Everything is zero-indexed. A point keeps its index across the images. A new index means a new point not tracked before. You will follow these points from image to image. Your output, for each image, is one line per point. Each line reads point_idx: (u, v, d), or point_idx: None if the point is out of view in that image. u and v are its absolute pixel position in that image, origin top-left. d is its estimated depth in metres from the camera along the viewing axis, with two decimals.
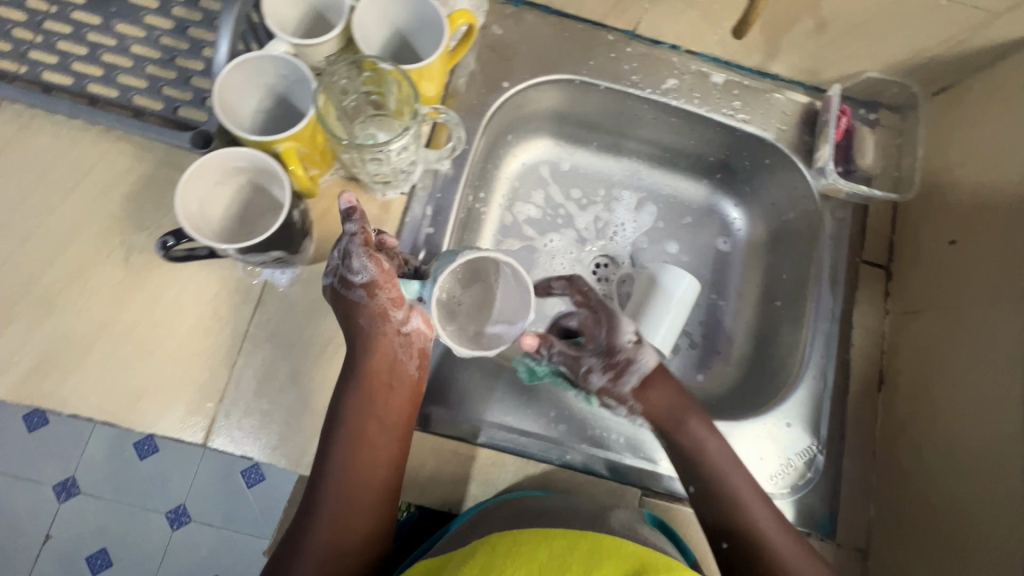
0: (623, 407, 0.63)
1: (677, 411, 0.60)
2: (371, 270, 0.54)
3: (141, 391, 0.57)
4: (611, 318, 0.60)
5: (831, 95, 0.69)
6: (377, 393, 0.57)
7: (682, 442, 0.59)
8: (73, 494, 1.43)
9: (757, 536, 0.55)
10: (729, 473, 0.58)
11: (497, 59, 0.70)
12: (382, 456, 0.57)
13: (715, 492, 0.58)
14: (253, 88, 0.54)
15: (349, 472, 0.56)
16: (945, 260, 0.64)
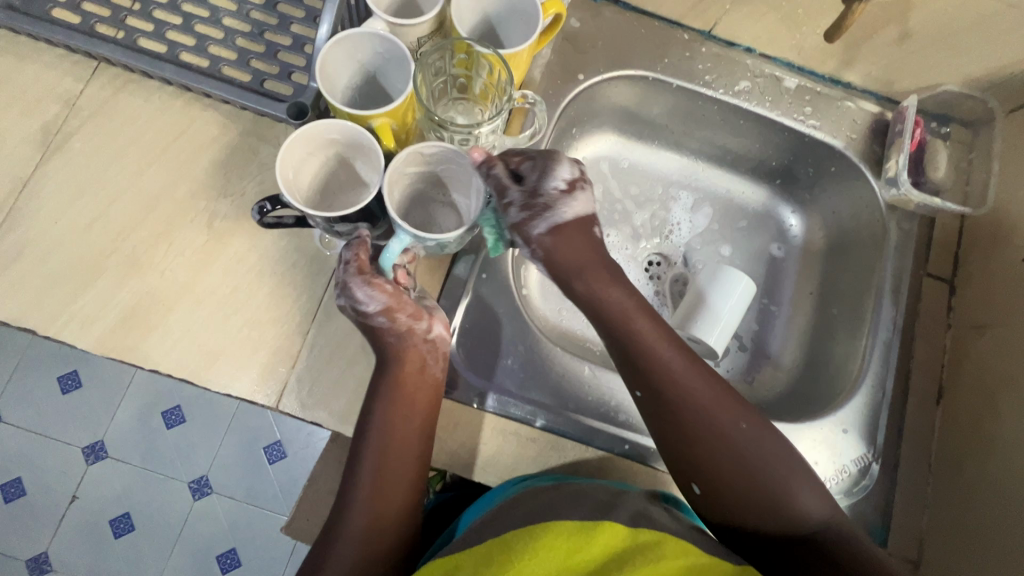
0: (526, 247, 0.56)
1: (579, 258, 0.56)
2: (379, 297, 0.54)
3: (218, 353, 0.58)
4: (549, 158, 0.54)
5: (907, 106, 0.69)
6: (407, 381, 0.56)
7: (586, 291, 0.57)
8: (102, 458, 1.46)
9: (668, 386, 0.54)
10: (637, 322, 0.56)
11: (573, 51, 0.71)
12: (411, 442, 0.56)
13: (624, 346, 0.56)
14: (349, 64, 0.56)
15: (381, 463, 0.55)
16: (1013, 278, 0.64)
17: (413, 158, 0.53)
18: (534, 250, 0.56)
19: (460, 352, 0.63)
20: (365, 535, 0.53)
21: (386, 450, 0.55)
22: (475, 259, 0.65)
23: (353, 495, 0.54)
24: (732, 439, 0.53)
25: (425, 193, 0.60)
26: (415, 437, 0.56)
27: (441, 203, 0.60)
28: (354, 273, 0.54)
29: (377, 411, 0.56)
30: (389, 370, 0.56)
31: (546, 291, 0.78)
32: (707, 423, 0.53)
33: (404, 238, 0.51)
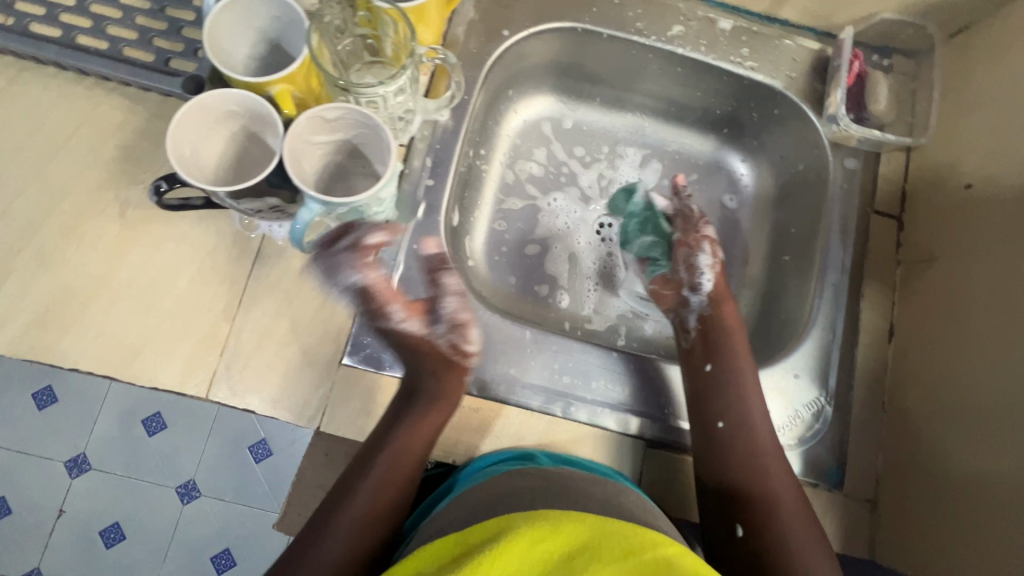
0: (710, 260, 0.70)
1: (721, 291, 0.69)
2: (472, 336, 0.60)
3: (142, 347, 0.56)
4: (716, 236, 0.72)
5: (843, 39, 0.67)
6: (448, 388, 0.58)
7: (712, 318, 0.67)
8: (84, 471, 1.41)
9: (745, 422, 0.59)
10: (742, 363, 0.62)
11: (496, 6, 0.68)
12: (418, 449, 0.56)
13: (723, 376, 0.61)
14: (245, 31, 0.53)
15: (387, 467, 0.55)
16: (958, 208, 0.62)
17: (317, 123, 0.50)
18: (711, 267, 0.70)
19: None
20: (353, 537, 0.52)
21: (393, 456, 0.55)
22: (406, 230, 0.62)
23: (346, 491, 0.54)
24: (777, 487, 0.56)
25: (343, 168, 0.56)
26: (427, 447, 0.57)
27: (359, 174, 0.56)
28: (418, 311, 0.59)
29: (402, 418, 0.56)
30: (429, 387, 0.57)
31: (494, 262, 0.77)
32: (758, 464, 0.58)
33: (313, 207, 0.48)
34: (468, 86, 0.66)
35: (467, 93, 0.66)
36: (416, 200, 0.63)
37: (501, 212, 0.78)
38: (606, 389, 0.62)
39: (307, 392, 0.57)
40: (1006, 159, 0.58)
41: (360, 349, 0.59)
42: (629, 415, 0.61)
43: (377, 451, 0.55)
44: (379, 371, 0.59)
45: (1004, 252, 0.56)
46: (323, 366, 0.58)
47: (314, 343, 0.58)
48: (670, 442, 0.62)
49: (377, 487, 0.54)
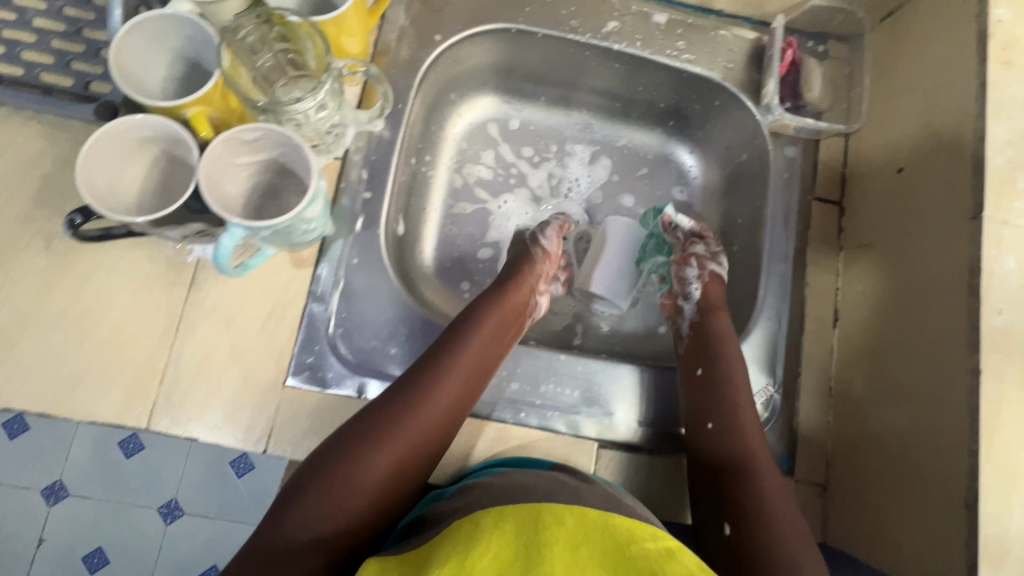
0: (694, 273, 0.69)
1: (718, 301, 0.68)
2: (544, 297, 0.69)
3: (78, 380, 0.55)
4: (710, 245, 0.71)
5: (775, 28, 0.68)
6: (509, 325, 0.62)
7: (709, 323, 0.65)
8: (62, 497, 1.28)
9: (734, 419, 0.59)
10: (735, 368, 0.61)
11: (427, 12, 0.67)
12: (444, 407, 0.54)
13: (715, 381, 0.61)
14: (159, 52, 0.51)
15: (411, 415, 0.53)
16: (892, 190, 0.62)
17: (234, 144, 0.49)
18: (701, 276, 0.68)
19: (345, 345, 0.59)
20: (383, 455, 0.50)
21: (419, 405, 0.53)
22: (345, 245, 0.61)
23: (355, 437, 0.51)
24: (765, 485, 0.54)
25: (273, 185, 0.54)
26: (455, 406, 0.55)
27: (290, 191, 0.55)
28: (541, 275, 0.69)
29: (433, 368, 0.55)
30: (463, 341, 0.58)
31: (446, 269, 0.76)
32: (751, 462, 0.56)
33: (236, 231, 0.47)
34: (402, 95, 0.65)
35: (401, 103, 0.65)
36: (354, 214, 0.62)
37: (451, 217, 0.78)
38: (556, 393, 0.61)
39: (251, 416, 0.56)
40: (929, 139, 0.58)
41: (303, 368, 0.58)
42: (585, 418, 0.60)
43: (417, 392, 0.54)
44: (324, 390, 0.57)
45: (934, 232, 0.55)
46: (265, 389, 0.57)
47: (255, 366, 0.57)
48: (627, 443, 0.61)
49: (397, 433, 0.51)
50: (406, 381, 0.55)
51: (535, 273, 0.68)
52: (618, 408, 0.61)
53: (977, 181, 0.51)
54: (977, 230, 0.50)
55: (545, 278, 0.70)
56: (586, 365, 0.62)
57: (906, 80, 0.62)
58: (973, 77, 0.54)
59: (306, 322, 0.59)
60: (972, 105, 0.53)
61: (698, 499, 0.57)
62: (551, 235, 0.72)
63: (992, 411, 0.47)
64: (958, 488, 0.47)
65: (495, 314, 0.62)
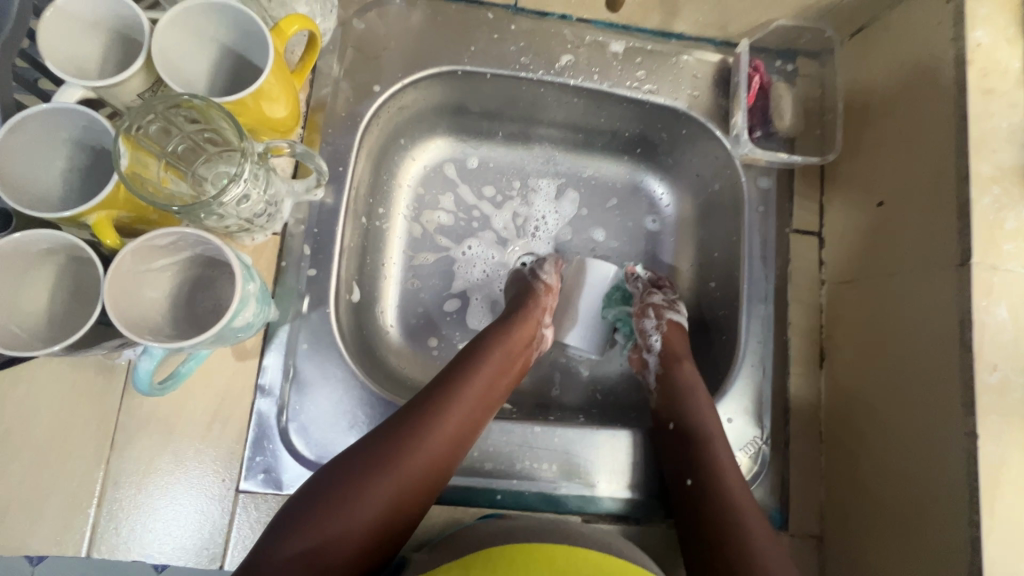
0: (653, 323, 0.65)
1: (681, 347, 0.65)
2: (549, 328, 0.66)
3: (5, 512, 0.50)
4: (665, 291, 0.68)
5: (741, 52, 0.63)
6: (512, 360, 0.60)
7: (674, 375, 0.62)
8: None
9: (714, 478, 0.54)
10: (707, 417, 0.58)
11: (363, 60, 0.61)
12: (445, 449, 0.51)
13: (690, 434, 0.57)
14: (53, 145, 0.45)
15: (411, 456, 0.49)
16: (872, 224, 0.58)
17: (146, 250, 0.44)
18: (660, 326, 0.65)
19: (301, 438, 0.55)
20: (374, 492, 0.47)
21: (419, 446, 0.50)
22: (292, 329, 0.56)
23: (348, 479, 0.47)
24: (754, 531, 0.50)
25: (199, 283, 0.50)
26: (451, 450, 0.52)
27: (220, 285, 0.50)
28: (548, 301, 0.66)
29: (435, 405, 0.53)
30: (465, 378, 0.55)
31: (411, 327, 0.71)
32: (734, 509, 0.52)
33: (156, 353, 0.42)
34: (341, 155, 0.60)
35: (341, 165, 0.60)
36: (301, 293, 0.57)
37: (412, 270, 0.72)
38: (533, 468, 0.57)
39: (203, 529, 0.52)
40: (908, 172, 0.54)
41: (257, 470, 0.53)
42: (566, 493, 0.57)
43: (418, 428, 0.51)
44: (281, 492, 0.53)
45: (919, 274, 0.52)
46: (217, 498, 0.52)
47: (204, 473, 0.53)
48: (613, 514, 0.58)
49: (394, 472, 0.48)
50: (404, 416, 0.52)
51: (540, 305, 0.65)
52: (601, 478, 0.58)
53: (963, 223, 0.48)
54: (964, 278, 0.47)
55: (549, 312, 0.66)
56: (558, 433, 0.58)
57: (881, 104, 0.58)
58: (950, 106, 0.50)
59: (255, 419, 0.54)
60: (951, 138, 0.50)
61: (688, 550, 0.53)
62: (550, 269, 0.68)
63: (990, 475, 0.44)
64: (959, 559, 0.44)
65: (499, 349, 0.59)
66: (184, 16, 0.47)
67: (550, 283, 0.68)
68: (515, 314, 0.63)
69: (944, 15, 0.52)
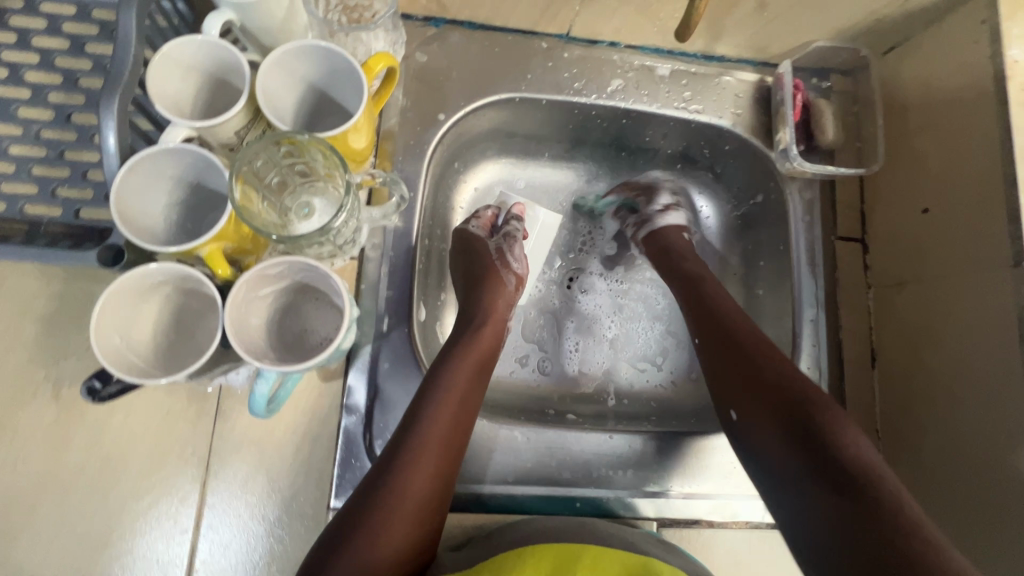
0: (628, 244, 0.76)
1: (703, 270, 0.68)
2: (523, 264, 0.70)
3: (107, 538, 0.51)
4: (651, 191, 0.76)
5: (783, 72, 0.66)
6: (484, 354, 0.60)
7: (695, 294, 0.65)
8: None
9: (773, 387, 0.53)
10: (747, 332, 0.59)
11: (427, 90, 0.65)
12: (436, 447, 0.52)
13: (732, 350, 0.58)
14: (158, 183, 0.47)
15: (411, 469, 0.50)
16: (917, 229, 0.61)
17: (260, 280, 0.46)
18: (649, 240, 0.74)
19: None
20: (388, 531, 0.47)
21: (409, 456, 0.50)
22: (373, 349, 0.58)
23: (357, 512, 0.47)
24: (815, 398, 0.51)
25: (298, 309, 0.53)
26: (443, 457, 0.52)
27: (313, 308, 0.53)
28: (516, 279, 0.69)
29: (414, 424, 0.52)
30: (440, 383, 0.55)
31: None
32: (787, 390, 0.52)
33: (270, 375, 0.44)
34: (411, 181, 0.63)
35: (411, 191, 0.62)
36: (379, 314, 0.59)
37: None
38: (608, 474, 0.60)
39: (299, 544, 0.53)
40: (953, 181, 0.58)
41: (347, 487, 0.55)
42: (643, 498, 0.59)
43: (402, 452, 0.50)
44: None
45: (972, 276, 0.55)
46: (309, 515, 0.54)
47: (294, 492, 0.54)
48: (685, 516, 0.60)
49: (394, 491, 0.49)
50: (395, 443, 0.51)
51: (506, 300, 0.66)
52: (672, 480, 0.61)
53: (1015, 228, 0.51)
54: (1020, 280, 0.50)
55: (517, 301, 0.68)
56: (624, 438, 0.61)
57: (921, 117, 0.62)
58: (993, 119, 0.54)
59: (343, 438, 0.56)
60: (997, 148, 0.53)
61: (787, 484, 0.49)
62: (519, 257, 0.70)
63: None
64: None
65: (469, 358, 0.58)
66: (284, 59, 0.49)
67: (521, 273, 0.70)
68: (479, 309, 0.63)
69: (980, 35, 0.55)
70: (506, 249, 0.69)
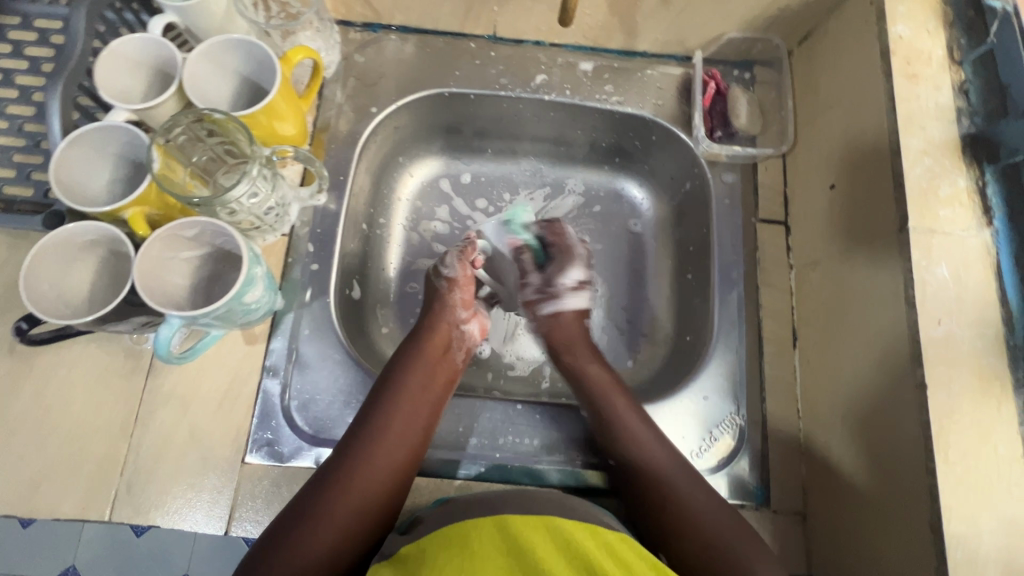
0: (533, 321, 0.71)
1: (608, 379, 0.63)
2: (457, 267, 0.70)
3: (40, 481, 0.55)
4: (563, 261, 0.71)
5: (696, 63, 0.71)
6: (438, 361, 0.64)
7: (602, 405, 0.61)
8: None
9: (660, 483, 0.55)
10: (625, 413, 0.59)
11: (363, 86, 0.71)
12: (387, 476, 0.54)
13: (618, 432, 0.58)
14: (100, 159, 0.54)
15: (359, 469, 0.53)
16: (827, 206, 0.62)
17: (173, 240, 0.52)
18: (552, 315, 0.69)
19: (301, 415, 0.60)
20: (334, 538, 0.50)
21: (355, 479, 0.53)
22: (295, 317, 0.63)
23: (301, 511, 0.50)
24: (719, 507, 0.53)
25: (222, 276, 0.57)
26: (397, 471, 0.55)
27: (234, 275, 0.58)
28: (454, 285, 0.69)
29: (370, 433, 0.56)
30: (389, 398, 0.58)
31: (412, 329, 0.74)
32: (709, 514, 0.52)
33: (175, 321, 0.49)
34: (344, 167, 0.68)
35: (343, 175, 0.68)
36: (304, 285, 0.64)
37: (411, 275, 0.76)
38: (516, 443, 0.61)
39: (212, 495, 0.57)
40: (854, 155, 0.58)
41: (261, 444, 0.58)
42: (547, 467, 0.61)
43: (357, 460, 0.54)
44: (282, 464, 0.58)
45: (869, 244, 0.55)
46: (223, 469, 0.57)
47: (212, 447, 0.58)
48: (592, 487, 0.60)
49: (330, 515, 0.50)
50: (349, 449, 0.55)
51: (452, 311, 0.68)
52: (580, 452, 0.61)
53: (899, 193, 0.51)
54: (904, 242, 0.50)
55: (464, 306, 0.69)
56: (534, 411, 0.63)
57: (828, 99, 0.64)
58: (880, 91, 0.55)
59: (261, 397, 0.60)
60: (884, 118, 0.54)
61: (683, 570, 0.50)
62: (451, 262, 0.70)
63: (942, 423, 0.46)
64: (923, 508, 0.45)
65: (419, 361, 0.62)
66: (211, 49, 0.56)
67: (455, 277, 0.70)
68: (426, 324, 0.66)
69: (869, 15, 0.58)
70: (439, 262, 0.71)
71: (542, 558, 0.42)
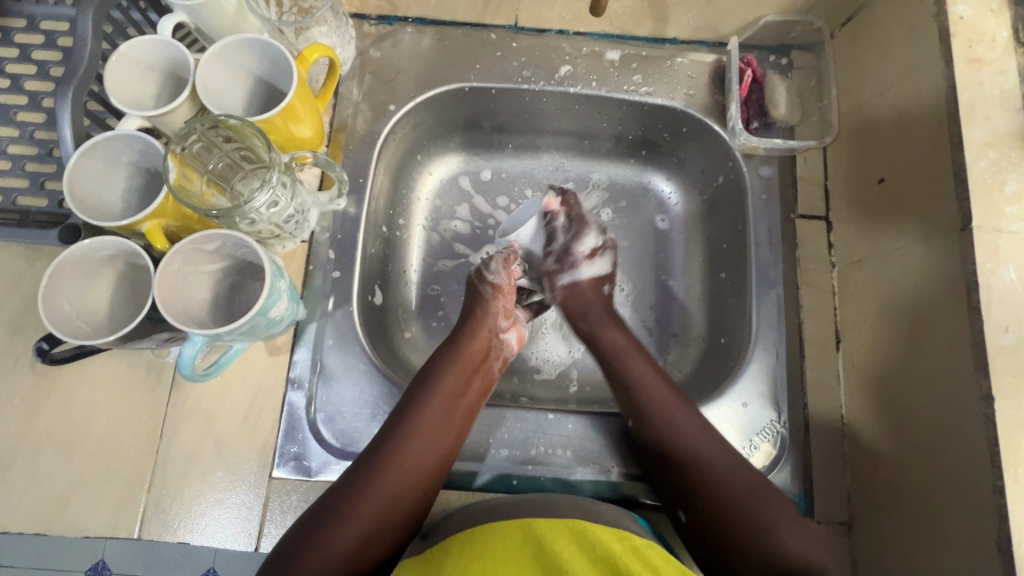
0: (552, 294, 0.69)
1: (628, 343, 0.64)
2: (503, 275, 0.67)
3: (67, 498, 0.55)
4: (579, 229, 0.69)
5: (731, 50, 0.67)
6: (474, 363, 0.61)
7: (619, 369, 0.62)
8: None
9: (692, 460, 0.54)
10: (666, 400, 0.58)
11: (380, 83, 0.68)
12: (420, 475, 0.53)
13: (647, 412, 0.58)
14: (114, 169, 0.52)
15: (393, 469, 0.52)
16: (876, 202, 0.59)
17: (193, 254, 0.50)
18: (555, 294, 0.68)
19: (327, 428, 0.59)
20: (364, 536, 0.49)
21: (388, 478, 0.52)
22: (318, 326, 0.61)
23: (331, 508, 0.50)
24: (765, 492, 0.52)
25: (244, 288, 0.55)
26: (429, 472, 0.54)
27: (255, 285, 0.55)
28: (496, 296, 0.66)
29: (403, 430, 0.55)
30: (425, 398, 0.57)
31: (435, 333, 0.72)
32: (726, 484, 0.53)
33: (198, 339, 0.47)
34: (363, 168, 0.66)
35: (362, 178, 0.65)
36: (326, 294, 0.62)
37: (432, 276, 0.74)
38: (547, 454, 0.59)
39: (239, 512, 0.56)
40: (907, 148, 0.55)
41: (288, 458, 0.57)
42: (580, 478, 0.59)
43: (391, 457, 0.53)
44: (310, 478, 0.57)
45: (924, 245, 0.52)
46: (250, 484, 0.56)
47: (239, 461, 0.57)
48: (626, 498, 0.59)
49: (360, 514, 0.50)
50: (381, 446, 0.54)
51: (491, 314, 0.64)
52: (615, 463, 0.59)
53: (962, 189, 0.48)
54: (968, 243, 0.47)
55: (504, 314, 0.65)
56: (565, 420, 0.61)
57: (875, 85, 0.60)
58: (939, 78, 0.51)
59: (286, 411, 0.58)
60: (942, 108, 0.51)
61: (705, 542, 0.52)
62: (497, 269, 0.67)
63: (1012, 439, 0.43)
64: (989, 529, 0.43)
65: (456, 365, 0.60)
66: (224, 50, 0.54)
67: (500, 284, 0.66)
68: (466, 328, 0.63)
69: None
70: (483, 267, 0.67)
71: (559, 555, 0.41)
